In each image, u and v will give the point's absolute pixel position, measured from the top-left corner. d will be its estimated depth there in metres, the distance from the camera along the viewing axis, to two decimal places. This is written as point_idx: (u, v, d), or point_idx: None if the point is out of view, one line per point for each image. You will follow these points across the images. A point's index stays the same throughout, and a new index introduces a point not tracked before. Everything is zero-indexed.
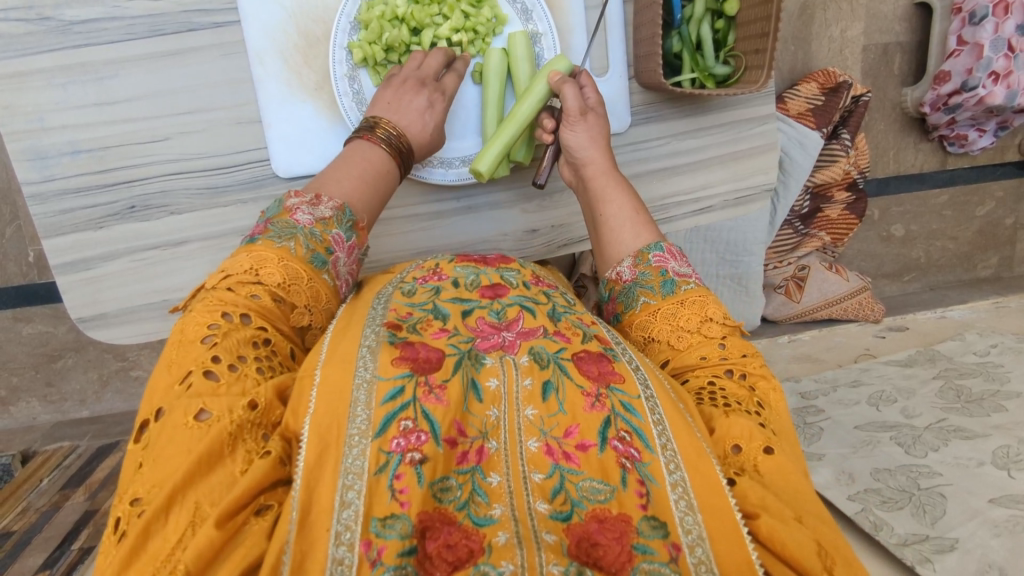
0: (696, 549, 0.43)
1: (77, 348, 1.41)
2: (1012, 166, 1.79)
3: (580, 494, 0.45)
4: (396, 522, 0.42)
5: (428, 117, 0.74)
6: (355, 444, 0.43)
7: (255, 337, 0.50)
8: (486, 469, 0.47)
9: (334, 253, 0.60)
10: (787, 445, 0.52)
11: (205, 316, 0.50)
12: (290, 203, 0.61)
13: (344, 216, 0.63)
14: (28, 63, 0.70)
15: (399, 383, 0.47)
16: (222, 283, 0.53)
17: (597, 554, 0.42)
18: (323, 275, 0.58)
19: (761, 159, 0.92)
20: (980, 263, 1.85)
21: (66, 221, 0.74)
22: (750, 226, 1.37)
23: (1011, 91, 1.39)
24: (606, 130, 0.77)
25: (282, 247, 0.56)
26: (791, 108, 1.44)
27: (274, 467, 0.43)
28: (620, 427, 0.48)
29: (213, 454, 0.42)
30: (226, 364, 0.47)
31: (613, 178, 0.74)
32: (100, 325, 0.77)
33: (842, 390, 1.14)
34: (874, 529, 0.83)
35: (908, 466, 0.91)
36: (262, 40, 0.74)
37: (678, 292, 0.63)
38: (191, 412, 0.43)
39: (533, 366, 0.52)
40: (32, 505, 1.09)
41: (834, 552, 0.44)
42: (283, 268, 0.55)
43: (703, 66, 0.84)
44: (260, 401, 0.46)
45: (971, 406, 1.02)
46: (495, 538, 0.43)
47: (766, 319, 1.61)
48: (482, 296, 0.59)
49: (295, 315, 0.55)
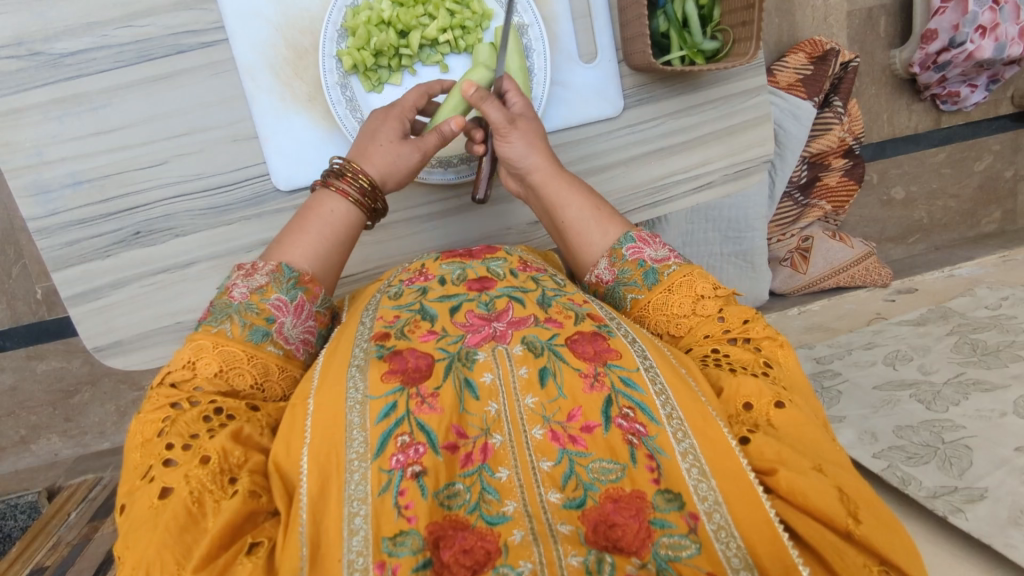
0: (714, 515, 0.45)
1: (92, 382, 1.41)
2: (1006, 119, 1.79)
3: (591, 476, 0.46)
4: (407, 538, 0.42)
5: (398, 158, 0.70)
6: (355, 469, 0.45)
7: (205, 412, 0.51)
8: (494, 465, 0.47)
9: (276, 320, 0.57)
10: (800, 400, 0.54)
11: (154, 414, 0.51)
12: (228, 282, 0.60)
13: (282, 277, 0.60)
14: (22, 99, 0.71)
15: (391, 399, 0.49)
16: (165, 382, 0.54)
17: (615, 535, 0.43)
18: (266, 347, 0.56)
19: (757, 131, 0.92)
20: (983, 219, 1.84)
21: (73, 252, 0.74)
22: (750, 202, 1.33)
23: (999, 43, 1.41)
24: (537, 127, 0.74)
25: (217, 331, 0.55)
26: (781, 80, 1.42)
27: (245, 506, 0.44)
28: (623, 404, 0.50)
29: (184, 518, 0.43)
30: (181, 446, 0.48)
31: (562, 179, 0.72)
32: (116, 352, 0.78)
33: (857, 353, 1.14)
34: (902, 484, 0.83)
35: (930, 421, 0.91)
36: (251, 56, 0.75)
37: (662, 279, 0.64)
38: (155, 493, 0.45)
39: (527, 354, 0.54)
40: (63, 539, 1.10)
41: (857, 497, 0.46)
42: (220, 353, 0.54)
43: (691, 43, 0.85)
44: (212, 457, 0.46)
45: (987, 358, 1.02)
46: (511, 536, 0.43)
47: (774, 293, 1.61)
48: (469, 289, 0.60)
49: (244, 394, 0.55)
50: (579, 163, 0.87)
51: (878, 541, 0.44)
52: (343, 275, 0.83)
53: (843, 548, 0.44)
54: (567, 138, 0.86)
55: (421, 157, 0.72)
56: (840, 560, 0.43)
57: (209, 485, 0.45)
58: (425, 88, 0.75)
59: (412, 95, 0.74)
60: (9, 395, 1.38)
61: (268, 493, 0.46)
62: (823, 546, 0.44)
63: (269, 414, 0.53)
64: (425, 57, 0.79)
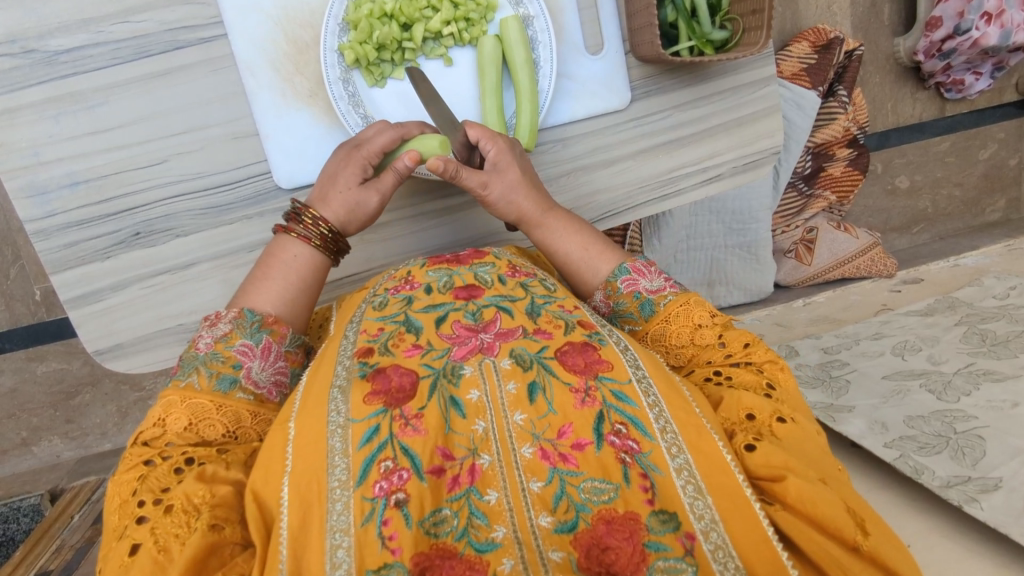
0: (711, 534, 0.44)
1: (93, 383, 1.40)
2: (1011, 107, 1.77)
3: (583, 497, 0.46)
4: (391, 571, 0.42)
5: (357, 210, 0.71)
6: (338, 498, 0.45)
7: (176, 464, 0.50)
8: (482, 487, 0.47)
9: (242, 366, 0.56)
10: (802, 415, 0.54)
11: (127, 475, 0.49)
12: (193, 335, 0.59)
13: (246, 322, 0.60)
14: (17, 98, 0.70)
15: (374, 422, 0.48)
16: (137, 441, 0.52)
17: (608, 559, 0.43)
18: (236, 395, 0.55)
19: (766, 123, 0.91)
20: (988, 207, 1.83)
21: (72, 254, 0.73)
22: (754, 193, 1.36)
23: (1005, 30, 1.38)
24: (514, 177, 0.72)
25: (184, 385, 0.54)
26: (785, 70, 1.40)
27: (205, 541, 0.43)
28: (614, 420, 0.50)
29: (151, 569, 0.42)
30: (151, 502, 0.46)
31: (546, 225, 0.73)
32: (118, 355, 0.76)
33: (865, 343, 1.13)
34: (914, 473, 0.80)
35: (941, 411, 0.90)
36: (251, 51, 0.73)
37: (658, 310, 0.64)
38: (124, 551, 0.44)
39: (515, 368, 0.53)
40: (67, 542, 1.09)
41: (861, 512, 0.46)
42: (188, 407, 0.53)
43: (700, 32, 0.83)
44: (176, 503, 0.45)
45: (997, 348, 1.01)
46: (500, 566, 0.43)
47: (778, 285, 1.59)
48: (456, 297, 0.59)
49: (217, 443, 0.53)
50: (585, 157, 0.85)
51: (884, 552, 0.44)
52: (343, 273, 0.82)
53: (847, 563, 0.44)
54: (574, 132, 0.85)
55: (379, 199, 0.72)
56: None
57: (175, 530, 0.44)
58: (397, 131, 0.72)
59: (381, 138, 0.71)
60: (10, 397, 1.36)
61: (231, 524, 0.45)
62: (827, 563, 0.44)
63: (238, 454, 0.52)
64: (428, 50, 0.78)
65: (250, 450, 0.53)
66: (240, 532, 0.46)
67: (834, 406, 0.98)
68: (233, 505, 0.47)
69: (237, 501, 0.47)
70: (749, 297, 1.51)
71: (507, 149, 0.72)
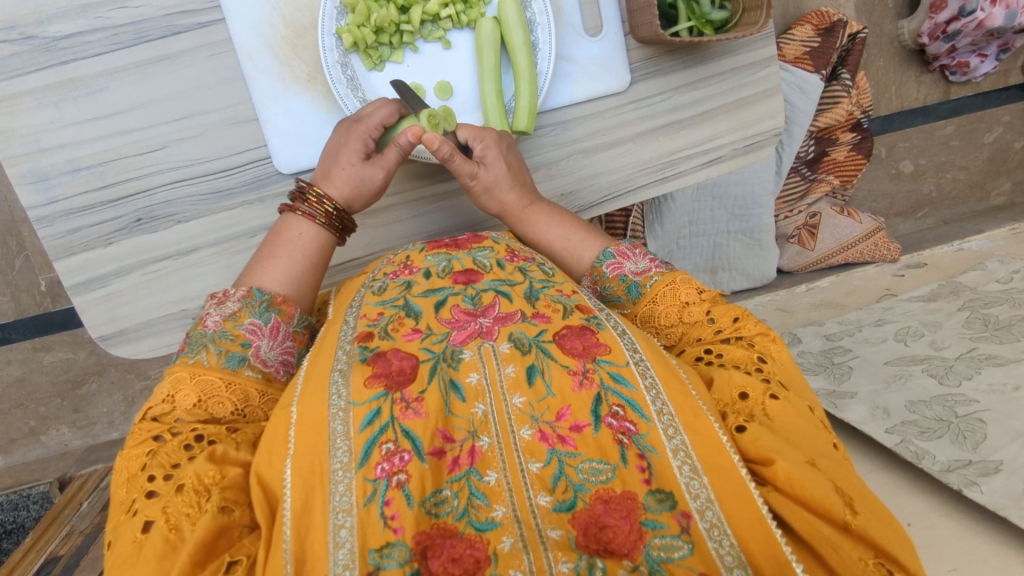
0: (706, 513, 0.45)
1: (99, 372, 1.41)
2: (1016, 89, 1.76)
3: (581, 477, 0.47)
4: (394, 550, 0.42)
5: (364, 186, 0.71)
6: (340, 479, 0.45)
7: (186, 441, 0.50)
8: (482, 469, 0.47)
9: (251, 345, 0.57)
10: (794, 394, 0.55)
11: (138, 449, 0.50)
12: (201, 313, 0.59)
13: (256, 301, 0.60)
14: (17, 85, 0.70)
15: (375, 405, 0.49)
16: (147, 416, 0.52)
17: (606, 538, 0.44)
18: (244, 372, 0.56)
19: (766, 105, 0.91)
20: (992, 191, 1.82)
21: (75, 240, 0.74)
22: (757, 177, 1.35)
23: (1011, 10, 1.37)
24: (500, 171, 0.73)
25: (194, 362, 0.55)
26: (787, 54, 1.40)
27: (216, 523, 0.44)
28: (612, 402, 0.50)
29: (163, 547, 0.42)
30: (162, 477, 0.47)
31: (528, 219, 0.74)
32: (122, 341, 0.77)
33: (867, 329, 1.12)
34: (915, 458, 0.80)
35: (942, 396, 0.90)
36: (251, 37, 0.73)
37: (645, 292, 0.64)
38: (136, 528, 0.44)
39: (514, 352, 0.53)
40: (76, 529, 1.10)
41: (851, 491, 0.46)
42: (198, 384, 0.53)
43: (700, 13, 0.83)
44: (186, 483, 0.46)
45: (1000, 332, 1.00)
46: (500, 544, 0.44)
47: (781, 271, 1.59)
48: (454, 282, 0.59)
49: (226, 421, 0.53)
50: (586, 140, 0.85)
51: (874, 530, 0.44)
52: (345, 259, 0.83)
53: (838, 541, 0.44)
54: (573, 115, 0.84)
55: (385, 176, 0.72)
56: (836, 556, 0.43)
57: (186, 509, 0.44)
58: (397, 106, 0.73)
59: (383, 112, 0.72)
60: (17, 387, 1.38)
61: (240, 506, 0.46)
62: (817, 542, 0.43)
63: (247, 434, 0.52)
64: (427, 33, 0.78)
65: (259, 430, 0.53)
66: (249, 514, 0.46)
67: (836, 392, 0.98)
68: (242, 487, 0.47)
69: (246, 484, 0.48)
70: (753, 282, 1.51)
71: (495, 142, 0.74)
